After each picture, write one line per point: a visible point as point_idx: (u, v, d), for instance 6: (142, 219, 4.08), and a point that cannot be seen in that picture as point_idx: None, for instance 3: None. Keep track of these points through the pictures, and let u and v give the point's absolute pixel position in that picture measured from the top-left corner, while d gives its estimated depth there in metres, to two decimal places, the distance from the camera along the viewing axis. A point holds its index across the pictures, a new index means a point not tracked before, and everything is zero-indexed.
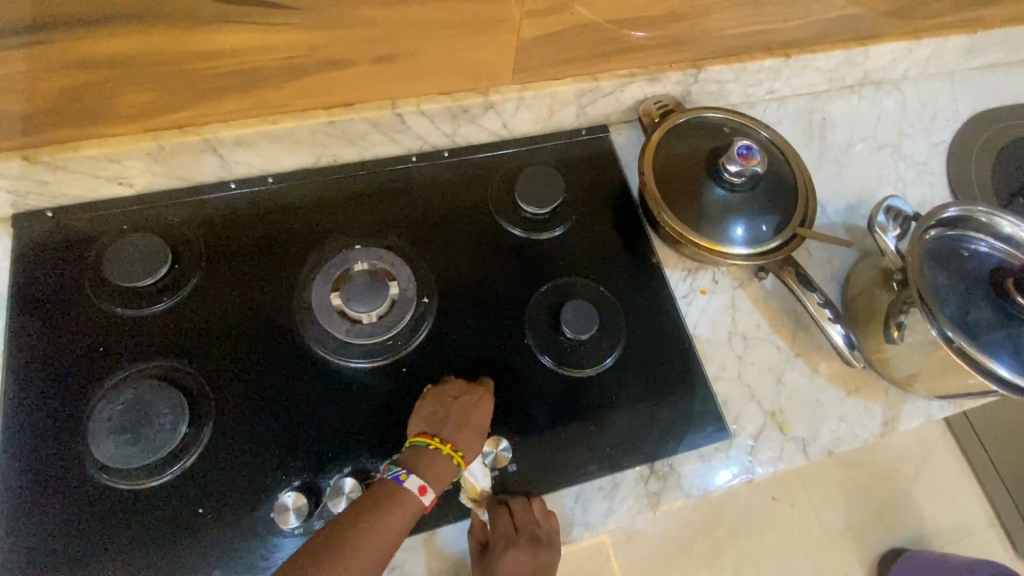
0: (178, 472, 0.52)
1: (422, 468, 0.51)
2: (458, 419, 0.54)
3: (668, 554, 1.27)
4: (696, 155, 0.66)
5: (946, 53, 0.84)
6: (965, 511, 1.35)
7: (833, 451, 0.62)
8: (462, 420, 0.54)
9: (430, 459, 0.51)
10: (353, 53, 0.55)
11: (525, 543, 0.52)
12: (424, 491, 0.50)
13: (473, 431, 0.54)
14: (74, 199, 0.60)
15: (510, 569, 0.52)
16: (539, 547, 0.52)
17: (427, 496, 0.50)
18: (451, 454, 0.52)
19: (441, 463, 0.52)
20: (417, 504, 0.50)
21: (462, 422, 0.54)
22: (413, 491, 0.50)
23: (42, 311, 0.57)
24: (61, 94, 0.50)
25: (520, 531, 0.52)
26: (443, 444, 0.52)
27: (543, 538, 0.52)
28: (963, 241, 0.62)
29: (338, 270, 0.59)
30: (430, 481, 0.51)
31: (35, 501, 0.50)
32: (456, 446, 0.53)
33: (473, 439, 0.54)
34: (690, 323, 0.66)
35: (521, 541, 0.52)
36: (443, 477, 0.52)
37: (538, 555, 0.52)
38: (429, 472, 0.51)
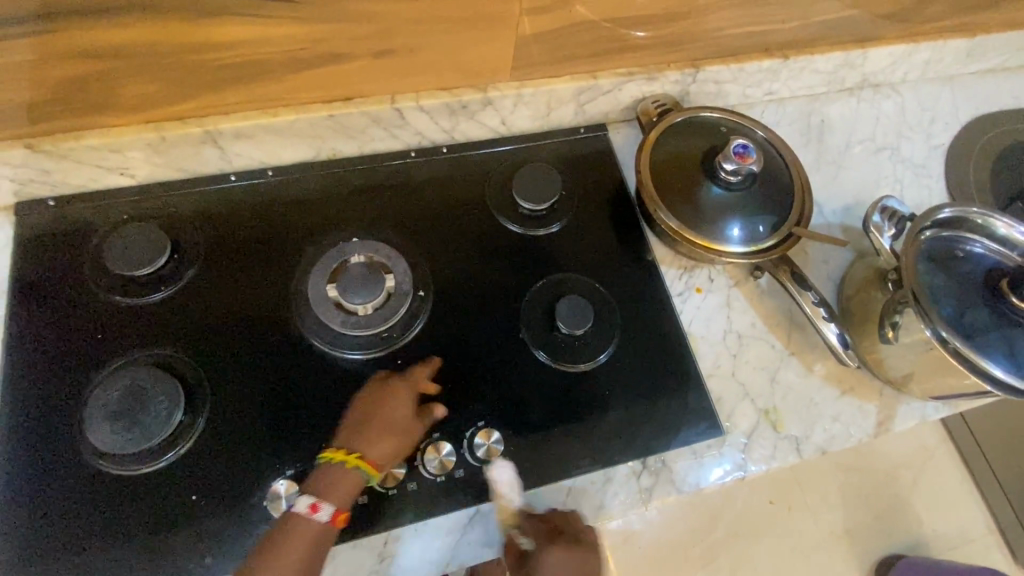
0: (173, 459, 0.52)
1: (316, 484, 0.49)
2: (356, 422, 0.52)
3: (665, 557, 1.27)
4: (692, 153, 0.67)
5: (945, 57, 0.84)
6: (964, 517, 1.34)
7: (827, 450, 0.62)
8: (361, 420, 0.52)
9: (326, 472, 0.50)
10: (352, 47, 0.56)
11: (567, 539, 0.52)
12: (316, 508, 0.48)
13: (371, 427, 0.51)
14: (76, 189, 0.60)
15: (555, 571, 0.50)
16: (582, 544, 0.52)
17: (320, 510, 0.48)
18: (345, 460, 0.50)
19: (338, 473, 0.50)
20: (313, 524, 0.48)
21: (362, 422, 0.52)
22: (303, 512, 0.48)
23: (40, 298, 0.57)
24: (64, 84, 0.51)
25: (562, 529, 0.52)
26: (338, 453, 0.50)
27: (586, 538, 0.52)
28: (958, 242, 0.62)
29: (335, 263, 0.59)
30: (323, 498, 0.48)
31: (30, 485, 0.51)
32: (353, 449, 0.50)
33: (374, 435, 0.51)
34: (685, 321, 0.66)
35: (565, 537, 0.52)
36: (343, 486, 0.49)
37: (582, 557, 0.52)
38: (326, 484, 0.49)
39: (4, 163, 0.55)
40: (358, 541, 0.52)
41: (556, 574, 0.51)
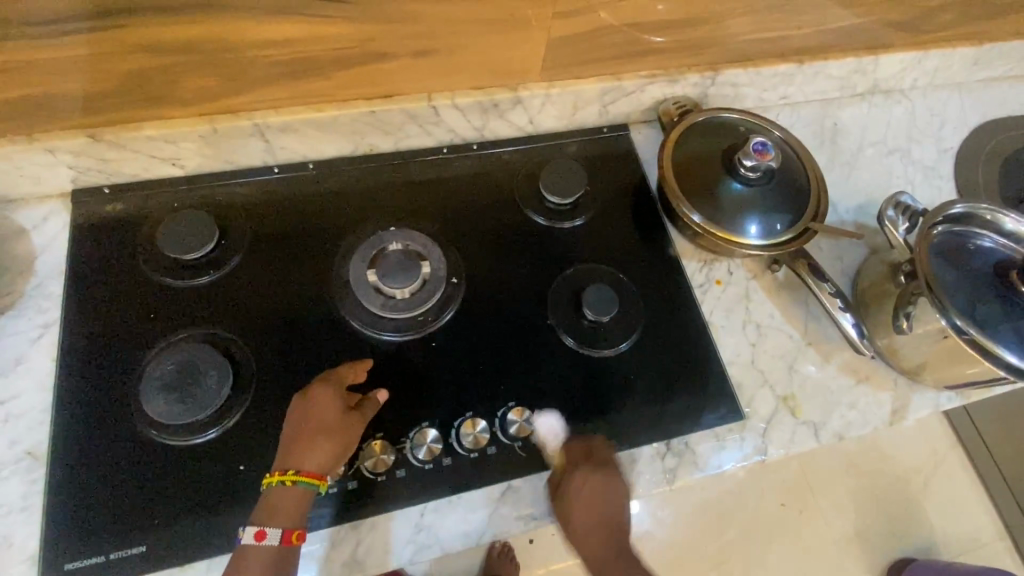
0: (213, 436, 0.55)
1: (259, 512, 0.49)
2: (289, 438, 0.52)
3: (678, 558, 1.28)
4: (712, 151, 0.70)
5: (954, 64, 0.87)
6: (976, 523, 1.35)
7: (844, 436, 0.64)
8: (293, 436, 0.52)
9: (267, 496, 0.50)
10: (396, 46, 0.59)
11: (596, 467, 0.56)
12: (262, 534, 0.48)
13: (302, 439, 0.51)
14: (130, 177, 0.64)
15: (585, 498, 0.55)
16: (607, 471, 0.57)
17: (267, 535, 0.48)
18: (282, 481, 0.50)
19: (280, 493, 0.50)
20: (264, 549, 0.48)
21: (294, 437, 0.52)
22: (251, 540, 0.48)
23: (95, 278, 0.60)
24: (130, 77, 0.55)
25: (591, 460, 0.57)
26: (274, 475, 0.50)
27: (613, 467, 0.57)
28: (970, 236, 0.64)
29: (374, 249, 0.63)
30: (270, 523, 0.49)
31: (85, 453, 0.54)
32: (288, 467, 0.51)
33: (305, 447, 0.51)
34: (705, 311, 0.68)
35: (593, 465, 0.56)
36: (289, 505, 0.50)
37: (611, 487, 0.56)
38: (273, 508, 0.49)
39: (68, 151, 0.59)
40: (396, 513, 0.54)
41: (585, 500, 0.55)
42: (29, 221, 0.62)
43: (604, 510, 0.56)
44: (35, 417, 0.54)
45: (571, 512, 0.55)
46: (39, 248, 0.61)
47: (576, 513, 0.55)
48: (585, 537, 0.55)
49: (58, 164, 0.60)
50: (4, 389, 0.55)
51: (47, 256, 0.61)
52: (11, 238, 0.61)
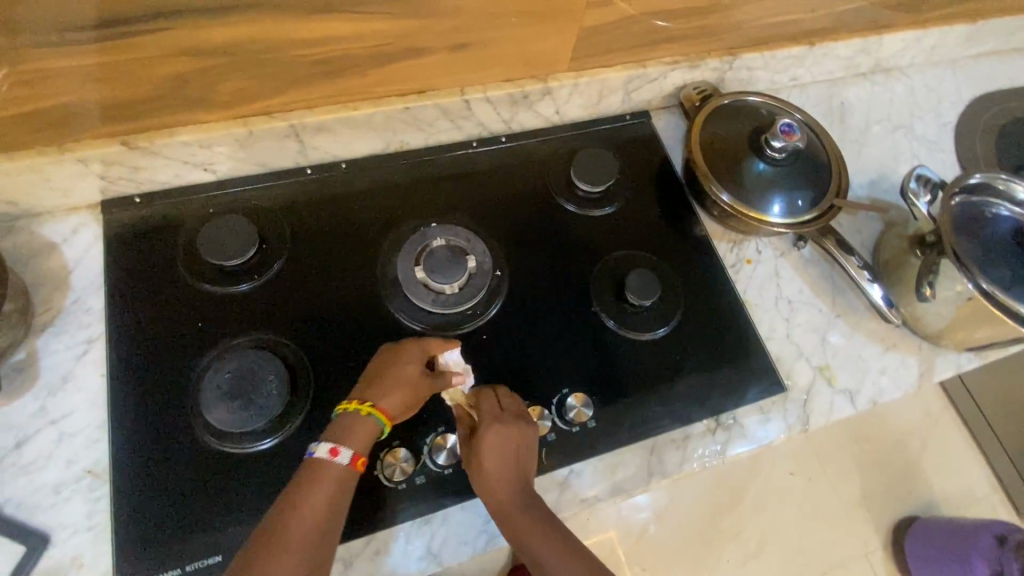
0: (270, 446, 0.54)
1: (332, 431, 0.50)
2: (369, 376, 0.54)
3: (696, 533, 1.31)
4: (739, 134, 0.71)
5: (950, 41, 0.91)
6: (973, 480, 1.41)
7: (877, 401, 0.68)
8: (375, 374, 0.54)
9: (341, 419, 0.51)
10: (433, 42, 0.59)
11: (507, 420, 0.54)
12: (335, 452, 0.49)
13: (380, 378, 0.53)
14: (161, 185, 0.63)
15: (496, 449, 0.52)
16: (519, 426, 0.54)
17: (340, 454, 0.49)
18: (358, 408, 0.51)
19: (354, 419, 0.51)
20: (333, 466, 0.48)
21: (372, 376, 0.54)
22: (323, 455, 0.48)
23: (137, 290, 0.59)
24: (168, 81, 0.54)
25: (504, 412, 0.55)
26: (352, 403, 0.52)
27: (525, 422, 0.54)
28: (986, 205, 0.68)
29: (419, 246, 0.63)
30: (343, 442, 0.49)
31: (147, 466, 0.53)
32: (364, 398, 0.52)
33: (382, 386, 0.53)
34: (739, 289, 0.70)
35: (503, 419, 0.54)
36: (359, 431, 0.50)
37: (523, 437, 0.54)
38: (345, 433, 0.50)
39: (99, 160, 0.57)
40: (465, 504, 0.56)
41: (496, 455, 0.52)
42: (58, 234, 0.60)
43: (514, 458, 0.53)
44: (91, 434, 0.54)
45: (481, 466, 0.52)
46: (72, 263, 0.60)
47: (487, 468, 0.52)
48: (491, 483, 0.52)
49: (88, 174, 0.58)
50: (55, 408, 0.54)
51: (81, 271, 0.60)
52: (40, 253, 0.59)
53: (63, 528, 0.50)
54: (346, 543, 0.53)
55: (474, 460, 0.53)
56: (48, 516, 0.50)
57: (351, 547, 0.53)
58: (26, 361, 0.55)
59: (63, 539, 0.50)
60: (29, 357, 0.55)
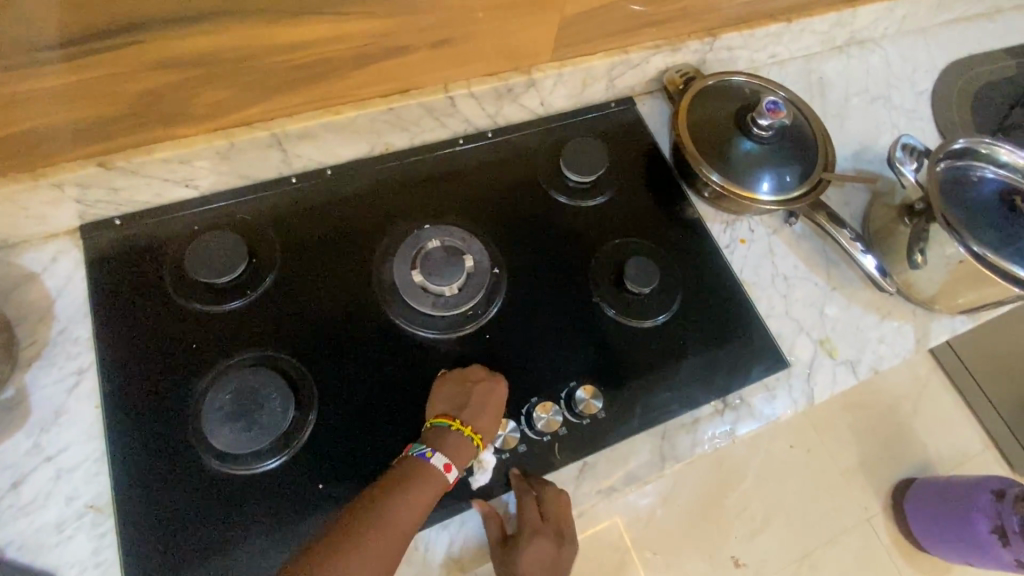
0: (277, 465, 0.53)
1: (446, 445, 0.53)
2: (480, 401, 0.55)
3: (703, 513, 1.33)
4: (726, 115, 0.71)
5: (920, 10, 0.92)
6: (965, 438, 1.45)
7: (878, 369, 0.69)
8: (481, 403, 0.55)
9: (455, 437, 0.53)
10: (415, 39, 0.58)
11: (548, 532, 0.55)
12: (449, 468, 0.52)
13: (492, 412, 0.55)
14: (142, 205, 0.61)
15: (534, 555, 0.55)
16: (561, 538, 0.56)
17: (451, 474, 0.52)
18: (472, 436, 0.54)
19: (465, 444, 0.53)
20: (444, 482, 0.52)
21: (484, 402, 0.55)
22: (439, 469, 0.52)
23: (125, 315, 0.57)
24: (143, 96, 0.52)
25: (547, 522, 0.54)
26: (464, 426, 0.54)
27: (566, 531, 0.56)
28: (971, 169, 0.69)
29: (414, 249, 0.62)
30: (455, 461, 0.53)
31: (153, 495, 0.51)
32: (478, 427, 0.54)
33: (492, 421, 0.55)
34: (736, 269, 0.71)
35: (546, 531, 0.54)
36: (464, 456, 0.53)
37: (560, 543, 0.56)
38: (454, 452, 0.53)
39: (75, 184, 0.55)
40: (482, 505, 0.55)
41: (533, 558, 0.55)
42: (36, 264, 0.58)
43: (546, 558, 0.56)
44: (91, 468, 0.52)
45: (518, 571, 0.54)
46: (54, 292, 0.57)
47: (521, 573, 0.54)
48: None
49: (64, 199, 0.56)
50: (50, 444, 0.52)
51: (65, 300, 0.57)
52: (18, 285, 0.57)
53: (71, 567, 0.49)
54: None
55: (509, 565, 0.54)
56: (54, 556, 0.49)
57: None
58: (15, 398, 0.53)
59: None
60: (18, 394, 0.53)
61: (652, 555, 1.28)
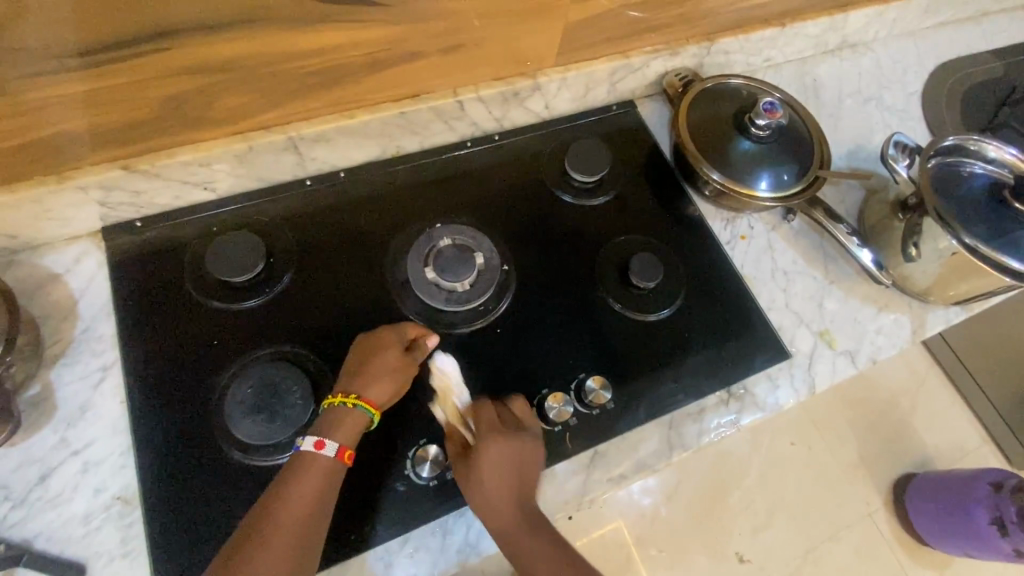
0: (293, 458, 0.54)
1: (318, 425, 0.52)
2: (348, 368, 0.55)
3: (707, 510, 1.34)
4: (724, 115, 0.74)
5: (910, 13, 0.95)
6: (964, 433, 1.47)
7: (876, 359, 0.71)
8: (352, 369, 0.55)
9: (327, 412, 0.52)
10: (426, 45, 0.61)
11: (504, 432, 0.55)
12: (321, 444, 0.50)
13: (359, 370, 0.54)
14: (163, 207, 0.63)
15: (493, 460, 0.53)
16: (522, 436, 0.55)
17: (326, 448, 0.50)
18: (345, 403, 0.53)
19: (341, 413, 0.52)
20: (323, 460, 0.50)
21: (355, 368, 0.55)
22: (310, 449, 0.50)
23: (146, 314, 0.59)
24: (166, 101, 0.54)
25: (506, 423, 0.57)
26: (336, 397, 0.53)
27: (524, 430, 0.56)
28: (962, 165, 0.72)
29: (427, 248, 0.64)
30: (328, 435, 0.51)
31: (176, 487, 0.53)
32: (349, 391, 0.53)
33: (366, 377, 0.54)
34: (736, 264, 0.73)
35: (508, 430, 0.55)
36: (344, 424, 0.52)
37: (519, 445, 0.55)
38: (327, 426, 0.51)
39: (99, 186, 0.57)
40: None
41: (494, 464, 0.53)
42: (60, 265, 0.60)
43: (515, 466, 0.54)
44: (116, 461, 0.53)
45: (478, 474, 0.53)
46: (78, 292, 0.59)
47: (489, 475, 0.53)
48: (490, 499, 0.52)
49: (88, 202, 0.58)
50: (76, 439, 0.53)
51: (88, 299, 0.59)
52: (44, 285, 0.59)
53: (98, 557, 0.50)
54: (385, 542, 0.54)
55: (472, 469, 0.53)
56: (81, 547, 0.50)
57: (389, 546, 0.54)
58: (41, 395, 0.54)
59: (99, 568, 0.50)
60: (43, 391, 0.55)
61: (657, 553, 1.29)
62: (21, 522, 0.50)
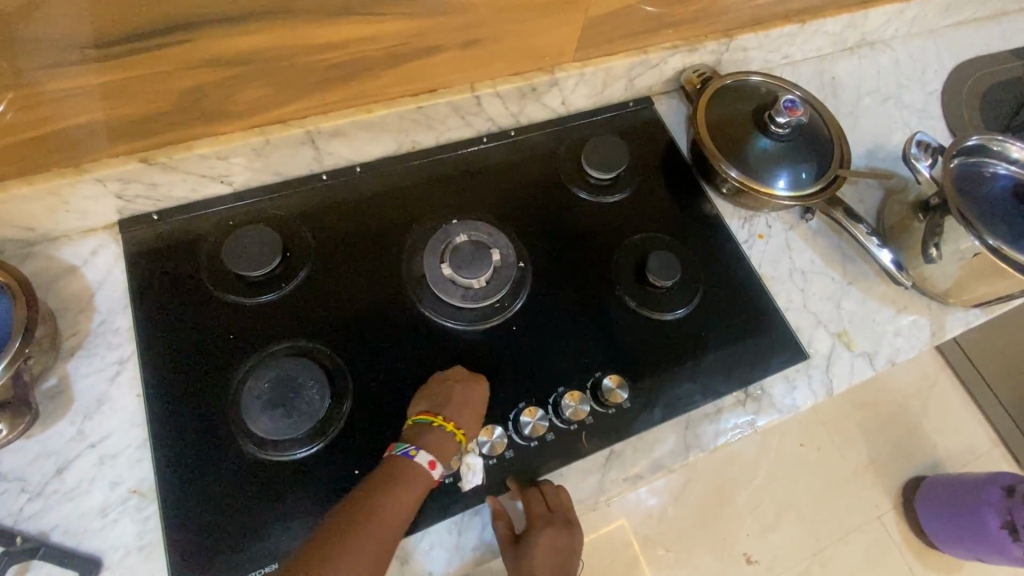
0: (308, 454, 0.54)
1: (427, 442, 0.53)
2: (460, 398, 0.56)
3: (714, 510, 1.34)
4: (743, 113, 0.73)
5: (930, 11, 0.93)
6: (974, 437, 1.46)
7: (894, 361, 0.70)
8: (461, 400, 0.56)
9: (437, 433, 0.53)
10: (446, 39, 0.60)
11: (559, 525, 0.54)
12: (433, 465, 0.52)
13: (472, 407, 0.56)
14: (179, 201, 0.63)
15: (546, 549, 0.55)
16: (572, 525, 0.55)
17: (436, 470, 0.52)
18: (454, 432, 0.54)
19: (449, 440, 0.53)
20: (427, 478, 0.52)
21: (464, 400, 0.56)
22: (423, 466, 0.52)
23: (163, 307, 0.59)
24: (185, 94, 0.54)
25: (554, 512, 0.55)
26: (448, 423, 0.54)
27: (574, 518, 0.56)
28: (983, 166, 0.70)
29: (443, 244, 0.63)
30: (440, 457, 0.53)
31: (192, 481, 0.53)
32: (460, 423, 0.54)
33: (476, 414, 0.56)
34: (754, 264, 0.72)
35: (558, 521, 0.55)
36: (448, 450, 0.53)
37: (570, 533, 0.56)
38: (434, 447, 0.53)
39: (117, 178, 0.57)
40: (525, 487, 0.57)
41: (544, 552, 0.55)
42: (77, 257, 0.60)
43: (558, 550, 0.56)
44: (133, 454, 0.53)
45: (532, 568, 0.54)
46: (95, 285, 0.59)
47: (539, 568, 0.54)
48: None
49: (105, 194, 0.58)
50: (93, 431, 0.53)
51: (104, 291, 0.59)
52: (60, 278, 0.59)
53: (115, 550, 0.50)
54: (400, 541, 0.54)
55: (523, 563, 0.54)
56: (97, 540, 0.50)
57: (404, 544, 0.54)
58: (58, 387, 0.55)
59: (116, 561, 0.50)
60: (61, 382, 0.55)
61: (664, 553, 1.28)
62: (38, 514, 0.50)
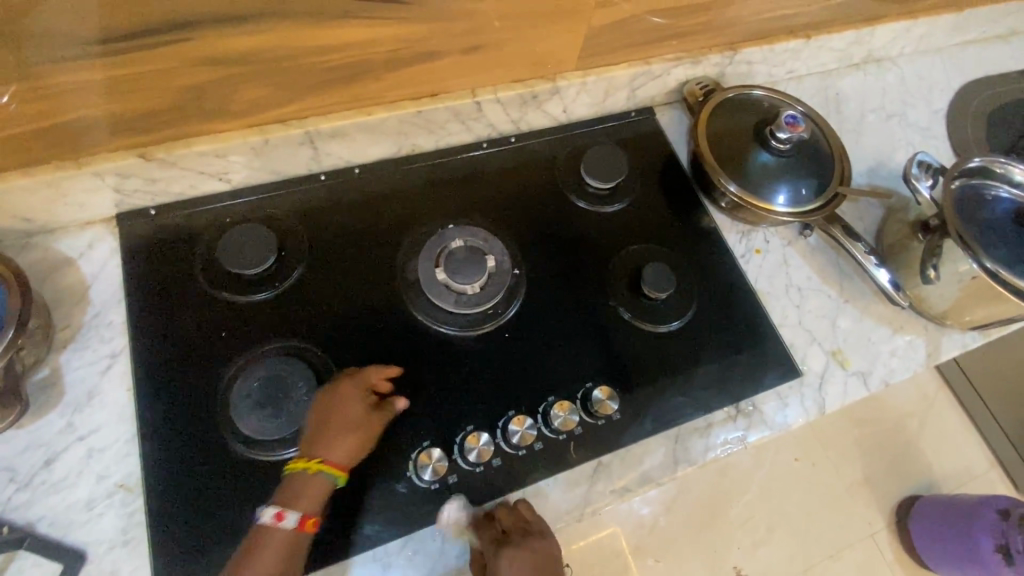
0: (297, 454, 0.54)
1: (280, 492, 0.50)
2: (312, 427, 0.52)
3: (706, 522, 1.33)
4: (744, 126, 0.73)
5: (938, 30, 0.93)
6: (971, 457, 1.45)
7: (889, 381, 0.70)
8: (316, 425, 0.52)
9: (290, 478, 0.50)
10: (447, 45, 0.60)
11: (517, 540, 0.53)
12: (281, 516, 0.48)
13: (330, 429, 0.52)
14: (177, 196, 0.63)
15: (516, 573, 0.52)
16: (531, 539, 0.53)
17: (287, 519, 0.48)
18: (306, 468, 0.50)
19: (301, 480, 0.50)
20: (282, 532, 0.48)
21: (321, 423, 0.52)
22: (270, 520, 0.48)
23: (157, 302, 0.59)
24: (185, 91, 0.54)
25: (509, 531, 0.53)
26: (298, 462, 0.51)
27: (534, 533, 0.54)
28: (985, 187, 0.70)
29: (438, 248, 0.64)
30: (290, 506, 0.49)
31: (177, 478, 0.53)
32: (308, 455, 0.51)
33: (331, 438, 0.51)
34: (750, 279, 0.72)
35: (515, 538, 0.53)
36: (313, 491, 0.50)
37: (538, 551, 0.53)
38: (287, 495, 0.50)
39: (115, 173, 0.57)
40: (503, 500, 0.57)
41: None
42: (74, 249, 0.60)
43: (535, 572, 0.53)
44: (120, 448, 0.54)
45: None
46: (90, 278, 0.59)
47: None
48: None
49: (103, 188, 0.58)
50: (83, 424, 0.54)
51: (99, 284, 0.59)
52: (56, 269, 0.59)
53: (98, 544, 0.50)
54: (384, 544, 0.54)
55: None
56: (82, 533, 0.50)
57: (388, 548, 0.54)
58: (49, 378, 0.55)
59: (99, 555, 0.50)
60: (53, 373, 0.55)
61: (654, 563, 1.28)
62: (23, 506, 0.50)
